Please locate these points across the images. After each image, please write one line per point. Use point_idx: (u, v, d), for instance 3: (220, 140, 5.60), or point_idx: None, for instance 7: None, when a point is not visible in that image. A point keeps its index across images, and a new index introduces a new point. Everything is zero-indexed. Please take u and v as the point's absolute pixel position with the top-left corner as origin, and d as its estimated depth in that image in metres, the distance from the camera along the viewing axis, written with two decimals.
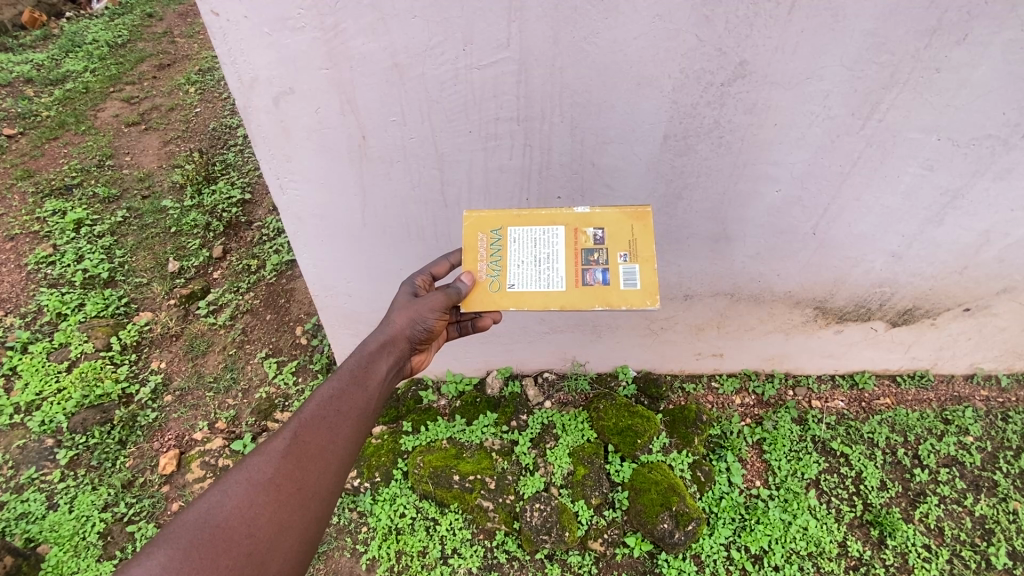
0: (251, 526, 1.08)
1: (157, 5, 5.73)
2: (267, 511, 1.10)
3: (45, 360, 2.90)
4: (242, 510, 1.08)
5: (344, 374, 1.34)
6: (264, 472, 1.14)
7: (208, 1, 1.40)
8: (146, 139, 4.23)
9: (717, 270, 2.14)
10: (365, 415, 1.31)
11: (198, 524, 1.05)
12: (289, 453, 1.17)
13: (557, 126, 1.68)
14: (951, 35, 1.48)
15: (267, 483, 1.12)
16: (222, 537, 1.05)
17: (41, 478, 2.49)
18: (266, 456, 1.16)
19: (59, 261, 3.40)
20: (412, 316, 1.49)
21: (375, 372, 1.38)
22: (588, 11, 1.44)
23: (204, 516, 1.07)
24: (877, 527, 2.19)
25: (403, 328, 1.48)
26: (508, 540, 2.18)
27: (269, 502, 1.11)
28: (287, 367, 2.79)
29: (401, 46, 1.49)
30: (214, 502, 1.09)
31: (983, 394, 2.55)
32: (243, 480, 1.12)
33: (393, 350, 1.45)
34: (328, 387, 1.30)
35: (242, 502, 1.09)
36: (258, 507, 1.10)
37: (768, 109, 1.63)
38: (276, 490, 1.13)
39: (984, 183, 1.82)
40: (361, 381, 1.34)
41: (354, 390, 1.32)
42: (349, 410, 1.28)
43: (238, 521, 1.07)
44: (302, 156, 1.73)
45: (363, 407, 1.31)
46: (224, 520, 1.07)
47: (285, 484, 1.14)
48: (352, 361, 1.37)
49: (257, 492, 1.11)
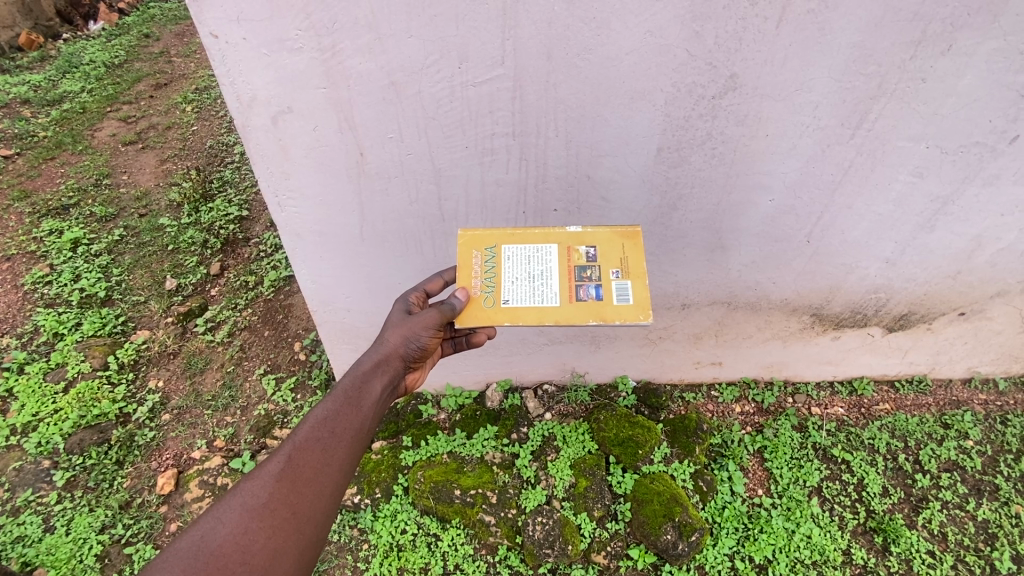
0: (246, 552, 1.08)
1: (153, 25, 5.80)
2: (262, 537, 1.10)
3: (42, 381, 2.88)
4: (237, 537, 1.08)
5: (337, 394, 1.33)
6: (259, 497, 1.13)
7: (207, 24, 1.42)
8: (143, 158, 4.25)
9: (714, 280, 2.15)
10: (361, 435, 1.31)
11: (192, 553, 1.05)
12: (283, 476, 1.17)
13: (552, 140, 1.70)
14: (936, 46, 1.51)
15: (261, 509, 1.12)
16: (216, 565, 1.05)
17: (38, 500, 2.46)
18: (259, 481, 1.15)
19: (56, 281, 3.39)
20: (406, 333, 1.49)
21: (370, 392, 1.38)
22: (580, 28, 1.46)
23: (198, 544, 1.06)
24: (880, 534, 2.18)
25: (398, 345, 1.48)
26: (511, 554, 2.16)
27: (264, 528, 1.11)
28: (286, 384, 2.79)
29: (397, 64, 1.51)
30: (209, 529, 1.08)
31: (982, 398, 2.56)
32: (237, 506, 1.12)
33: (388, 367, 1.45)
34: (322, 407, 1.30)
35: (236, 529, 1.09)
36: (253, 534, 1.10)
37: (759, 120, 1.66)
38: (271, 515, 1.12)
39: (974, 189, 1.84)
40: (355, 401, 1.34)
41: (349, 410, 1.32)
42: (343, 431, 1.28)
43: (233, 548, 1.07)
44: (300, 174, 1.73)
45: (357, 426, 1.31)
46: (219, 547, 1.07)
47: (279, 508, 1.13)
48: (346, 380, 1.38)
49: (252, 517, 1.11)
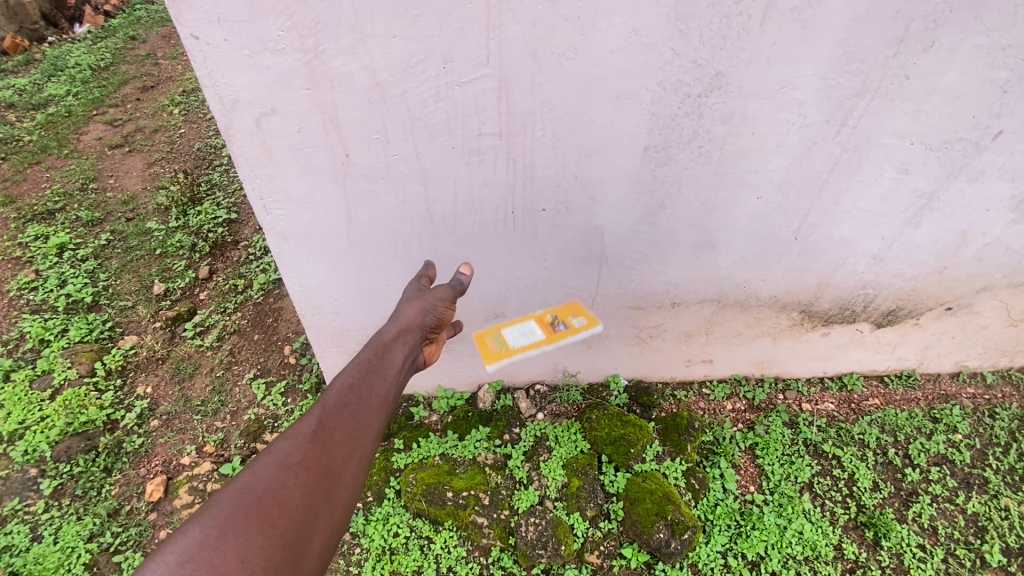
0: (286, 507, 1.03)
1: (140, 28, 5.75)
2: (298, 493, 1.06)
3: (28, 388, 2.84)
4: (274, 490, 1.04)
5: (363, 362, 1.35)
6: (294, 455, 1.10)
7: (188, 25, 1.40)
8: (130, 162, 4.21)
9: (703, 278, 2.15)
10: (388, 402, 1.31)
11: (229, 505, 1.00)
12: (317, 435, 1.15)
13: (539, 140, 1.70)
14: (918, 43, 1.52)
15: (297, 465, 1.09)
16: (255, 518, 1.00)
17: (25, 509, 2.43)
18: (293, 439, 1.13)
19: (41, 286, 3.35)
20: (422, 305, 1.58)
21: (394, 361, 1.40)
22: (565, 27, 1.46)
23: (235, 497, 1.01)
24: (871, 528, 2.19)
25: (415, 315, 1.55)
26: (504, 556, 2.16)
27: (300, 484, 1.07)
28: (276, 388, 2.76)
29: (381, 65, 1.50)
30: (246, 482, 1.04)
31: (970, 392, 2.59)
32: (273, 462, 1.08)
33: (408, 337, 1.49)
34: (349, 373, 1.31)
35: (275, 483, 1.05)
36: (290, 489, 1.05)
37: (745, 119, 1.66)
38: (307, 472, 1.09)
39: (959, 185, 1.86)
40: (381, 369, 1.35)
41: (376, 375, 1.32)
42: (371, 395, 1.28)
43: (271, 501, 1.03)
44: (285, 176, 1.72)
45: (385, 392, 1.31)
46: (258, 500, 1.02)
47: (315, 466, 1.10)
48: (370, 350, 1.40)
49: (290, 472, 1.08)
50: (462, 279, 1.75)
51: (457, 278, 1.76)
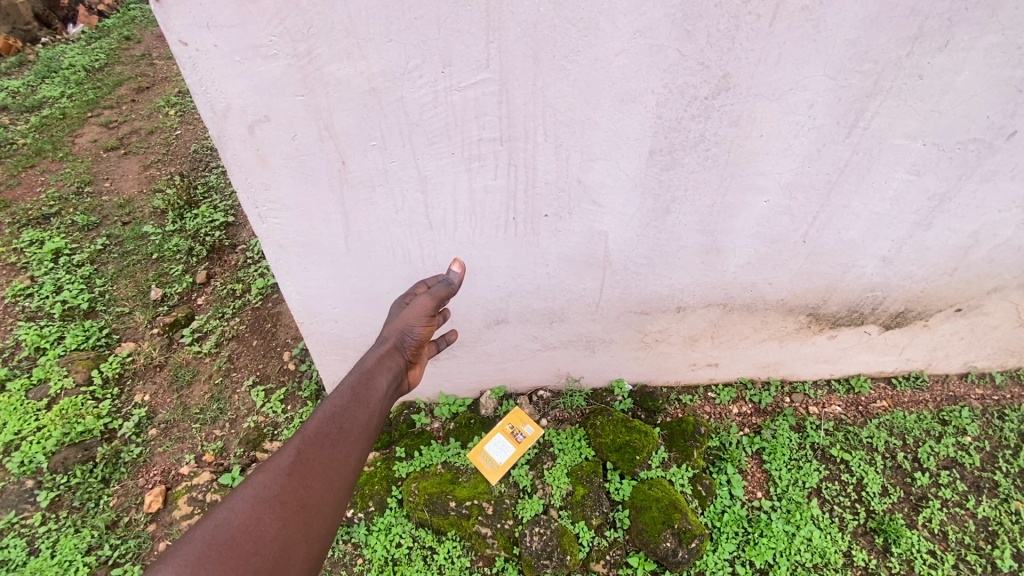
0: (258, 543, 1.12)
1: (135, 27, 5.70)
2: (273, 528, 1.15)
3: (24, 398, 2.80)
4: (249, 526, 1.13)
5: (345, 392, 1.43)
6: (271, 489, 1.19)
7: (176, 31, 1.36)
8: (125, 164, 4.16)
9: (708, 281, 2.11)
10: (365, 432, 1.40)
11: (207, 540, 1.09)
12: (294, 469, 1.24)
13: (541, 144, 1.65)
14: (933, 42, 1.47)
15: (273, 500, 1.18)
16: (229, 555, 1.08)
17: (22, 522, 2.39)
18: (271, 473, 1.22)
19: (37, 293, 3.29)
20: (401, 325, 1.65)
21: (374, 390, 1.49)
22: (568, 30, 1.41)
23: (212, 533, 1.10)
24: (881, 534, 2.16)
25: (395, 338, 1.63)
26: (508, 566, 2.12)
27: (276, 519, 1.16)
28: (276, 395, 2.72)
29: (377, 70, 1.46)
30: (222, 518, 1.13)
31: (979, 393, 2.55)
32: (250, 497, 1.17)
33: (388, 364, 1.58)
34: (329, 404, 1.40)
35: (249, 519, 1.13)
36: (265, 524, 1.14)
37: (753, 121, 1.62)
38: (282, 508, 1.18)
39: (971, 186, 1.81)
40: (360, 399, 1.44)
41: (355, 406, 1.42)
42: (349, 427, 1.37)
43: (246, 537, 1.11)
44: (281, 183, 1.67)
45: (363, 424, 1.40)
46: (230, 538, 1.10)
47: (290, 501, 1.19)
48: (351, 379, 1.48)
49: (264, 508, 1.16)
50: (452, 278, 1.80)
51: (449, 276, 1.81)
